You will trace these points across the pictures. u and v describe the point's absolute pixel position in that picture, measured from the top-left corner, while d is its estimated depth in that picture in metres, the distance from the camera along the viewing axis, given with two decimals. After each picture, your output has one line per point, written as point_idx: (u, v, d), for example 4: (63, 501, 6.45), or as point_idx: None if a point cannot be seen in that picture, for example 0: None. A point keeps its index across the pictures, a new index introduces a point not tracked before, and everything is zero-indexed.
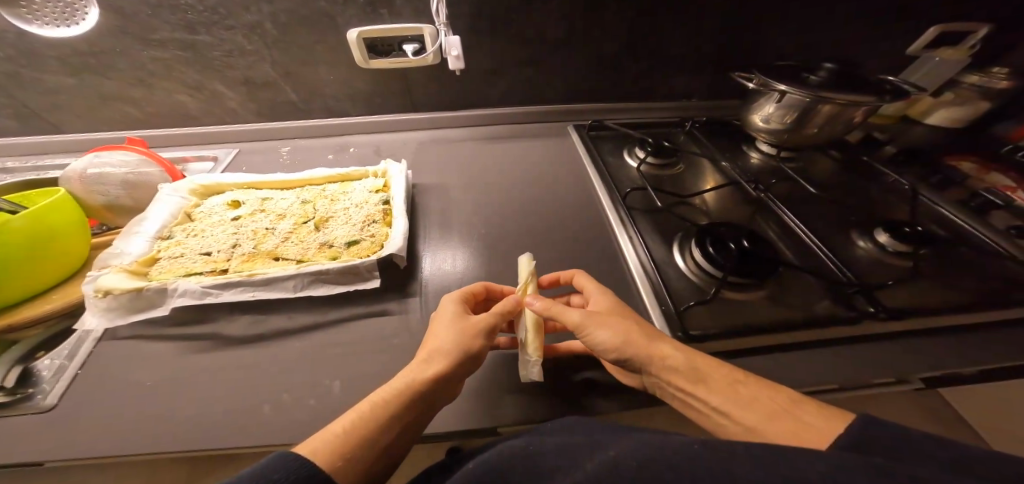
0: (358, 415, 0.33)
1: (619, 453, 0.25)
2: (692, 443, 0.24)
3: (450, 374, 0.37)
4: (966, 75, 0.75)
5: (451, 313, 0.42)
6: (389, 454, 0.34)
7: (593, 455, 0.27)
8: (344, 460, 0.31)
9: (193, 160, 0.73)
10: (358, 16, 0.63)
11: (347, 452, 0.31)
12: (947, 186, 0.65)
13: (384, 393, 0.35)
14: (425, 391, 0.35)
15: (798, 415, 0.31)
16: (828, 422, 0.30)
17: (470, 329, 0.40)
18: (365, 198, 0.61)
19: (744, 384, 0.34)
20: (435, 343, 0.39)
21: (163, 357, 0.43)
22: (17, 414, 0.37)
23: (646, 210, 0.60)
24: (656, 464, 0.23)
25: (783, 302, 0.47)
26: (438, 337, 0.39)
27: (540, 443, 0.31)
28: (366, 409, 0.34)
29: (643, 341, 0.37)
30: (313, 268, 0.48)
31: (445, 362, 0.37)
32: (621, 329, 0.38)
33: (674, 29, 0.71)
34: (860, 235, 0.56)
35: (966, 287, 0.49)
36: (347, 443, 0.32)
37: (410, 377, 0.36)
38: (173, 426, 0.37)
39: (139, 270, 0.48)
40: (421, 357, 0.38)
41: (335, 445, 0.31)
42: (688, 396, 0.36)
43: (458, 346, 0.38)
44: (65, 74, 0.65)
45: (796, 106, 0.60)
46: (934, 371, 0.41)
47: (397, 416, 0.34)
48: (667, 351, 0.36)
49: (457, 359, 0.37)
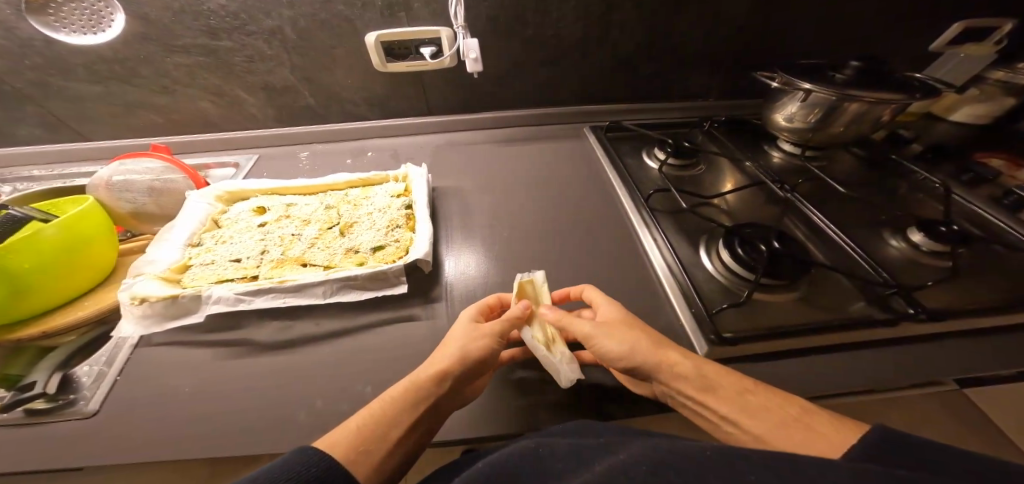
0: (372, 410, 0.34)
1: (627, 462, 0.25)
2: (699, 451, 0.24)
3: (460, 375, 0.37)
4: (992, 71, 0.73)
5: (467, 320, 0.42)
6: (399, 453, 0.34)
7: (604, 459, 0.27)
8: (355, 451, 0.31)
9: (214, 167, 0.73)
10: (377, 20, 0.63)
11: (360, 444, 0.32)
12: (977, 184, 0.64)
13: (398, 390, 0.36)
14: (432, 388, 0.36)
15: (809, 424, 0.30)
16: (840, 433, 0.29)
17: (480, 334, 0.40)
18: (387, 203, 0.61)
19: (756, 393, 0.34)
20: (449, 345, 0.39)
21: (198, 363, 0.44)
22: (61, 419, 0.38)
23: (669, 211, 0.60)
24: (665, 469, 0.23)
25: (815, 303, 0.47)
26: (452, 341, 0.40)
27: (550, 446, 0.31)
28: (379, 403, 0.35)
29: (650, 351, 0.37)
30: (342, 274, 0.49)
31: (456, 364, 0.37)
32: (630, 339, 0.38)
33: (693, 28, 0.71)
34: (892, 235, 0.56)
35: (1002, 287, 0.48)
36: (362, 435, 0.32)
37: (421, 375, 0.37)
38: (212, 432, 0.37)
39: (173, 278, 0.49)
40: (434, 357, 0.39)
41: (348, 437, 0.32)
42: (698, 405, 0.35)
43: (468, 348, 0.39)
44: (90, 82, 0.65)
45: (821, 105, 0.59)
46: (973, 373, 0.41)
47: (407, 411, 0.34)
48: (674, 360, 0.36)
49: (468, 362, 0.38)
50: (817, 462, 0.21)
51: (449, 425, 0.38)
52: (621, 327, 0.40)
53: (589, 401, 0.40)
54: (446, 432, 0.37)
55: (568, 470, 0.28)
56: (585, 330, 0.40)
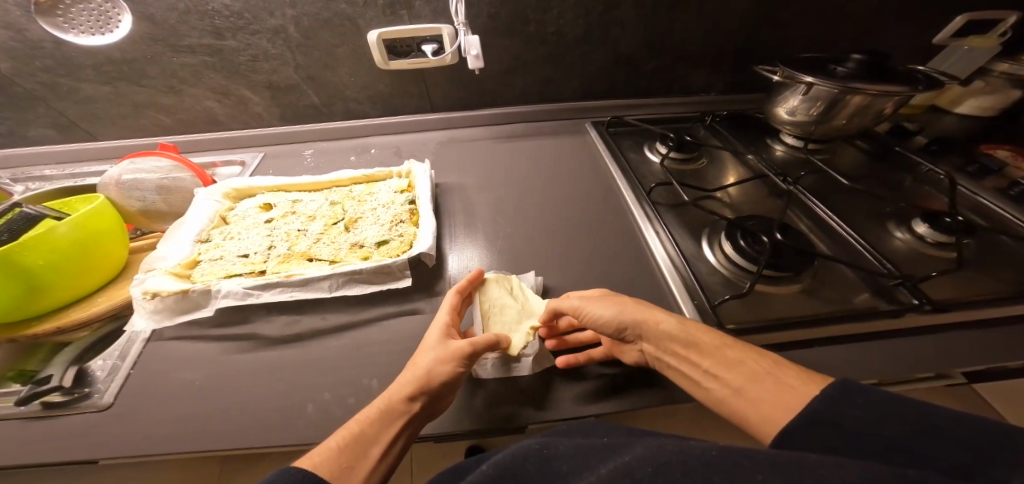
0: (352, 429, 0.33)
1: (636, 460, 0.25)
2: (707, 449, 0.24)
3: (433, 391, 0.36)
4: (996, 63, 0.72)
5: (438, 338, 0.40)
6: (384, 467, 0.33)
7: (610, 460, 0.27)
8: (342, 468, 0.31)
9: (221, 165, 0.74)
10: (378, 18, 0.63)
11: (344, 461, 0.31)
12: (985, 176, 0.64)
13: (375, 404, 0.35)
14: (407, 405, 0.35)
15: (780, 377, 0.32)
16: (808, 386, 0.31)
17: (449, 355, 0.38)
18: (391, 198, 0.62)
19: (733, 347, 0.36)
20: (418, 362, 0.38)
21: (207, 357, 0.44)
22: (77, 412, 0.39)
23: (671, 205, 0.60)
24: (670, 468, 0.23)
25: (817, 294, 0.47)
26: (421, 359, 0.38)
27: (555, 446, 0.31)
28: (359, 421, 0.34)
29: (635, 307, 0.40)
30: (347, 268, 0.50)
31: (424, 382, 0.36)
32: (619, 301, 0.41)
33: (695, 22, 0.71)
34: (897, 226, 0.56)
35: (1007, 278, 0.48)
36: (346, 451, 0.32)
37: (394, 395, 0.35)
38: (220, 425, 0.38)
39: (183, 273, 0.50)
40: (401, 375, 0.37)
41: (326, 457, 0.31)
42: (682, 362, 0.37)
43: (436, 370, 0.36)
44: (100, 82, 0.67)
45: (823, 98, 0.59)
46: (979, 365, 0.41)
47: (384, 431, 0.34)
48: (658, 317, 0.39)
49: (438, 380, 0.36)
50: (818, 459, 0.21)
51: (453, 419, 0.38)
52: (609, 298, 0.42)
53: (593, 391, 0.40)
54: (453, 423, 0.38)
55: (573, 471, 0.28)
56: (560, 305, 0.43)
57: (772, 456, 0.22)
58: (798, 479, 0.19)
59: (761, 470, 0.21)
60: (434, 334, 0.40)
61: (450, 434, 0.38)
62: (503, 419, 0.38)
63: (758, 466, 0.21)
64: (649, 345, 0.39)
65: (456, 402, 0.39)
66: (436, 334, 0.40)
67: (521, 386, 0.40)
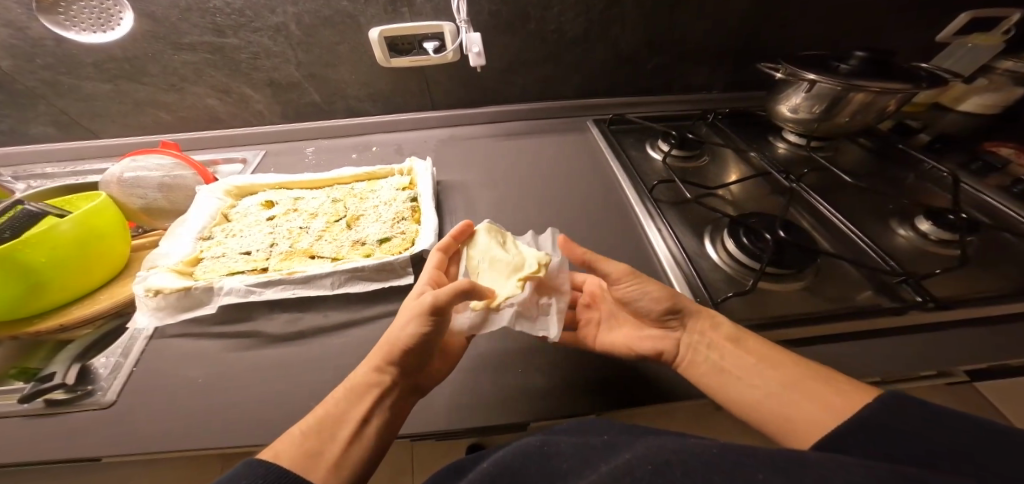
0: (324, 411, 0.34)
1: (634, 459, 0.25)
2: (708, 448, 0.24)
3: (396, 361, 0.36)
4: (1000, 61, 0.72)
5: (407, 305, 0.40)
6: (358, 446, 0.33)
7: (610, 459, 0.27)
8: (309, 457, 0.31)
9: (222, 163, 0.74)
10: (380, 16, 0.63)
11: (311, 442, 0.32)
12: (988, 173, 0.64)
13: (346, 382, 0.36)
14: (375, 379, 0.36)
15: (833, 380, 0.33)
16: (863, 391, 0.32)
17: (411, 316, 0.37)
18: (392, 196, 0.62)
19: (783, 351, 0.37)
20: (385, 335, 0.38)
21: (209, 354, 0.44)
22: (79, 410, 0.39)
23: (673, 202, 0.60)
24: (671, 467, 0.23)
25: (820, 292, 0.47)
26: (389, 331, 0.39)
27: (556, 445, 0.32)
28: (331, 400, 0.35)
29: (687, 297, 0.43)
30: (349, 265, 0.50)
31: (387, 352, 0.37)
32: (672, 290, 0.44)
33: (697, 19, 0.70)
34: (899, 224, 0.56)
35: (1009, 276, 0.48)
36: (313, 434, 0.32)
37: (363, 372, 0.36)
38: (222, 422, 0.38)
39: (186, 270, 0.50)
40: (371, 353, 0.38)
41: (294, 436, 0.32)
42: (723, 355, 0.38)
43: (399, 335, 0.37)
44: (101, 80, 0.66)
45: (826, 96, 0.59)
46: (981, 362, 0.41)
47: (354, 407, 0.35)
48: (708, 310, 0.41)
49: (400, 347, 0.36)
50: (820, 458, 0.21)
51: (454, 417, 0.38)
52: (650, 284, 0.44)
53: (595, 388, 0.40)
54: (454, 420, 0.38)
55: (573, 469, 0.28)
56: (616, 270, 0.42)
57: (774, 453, 0.22)
58: (801, 478, 0.19)
59: (763, 469, 0.21)
60: (406, 302, 0.41)
61: (452, 431, 0.38)
62: (505, 416, 0.38)
63: (761, 465, 0.21)
64: (693, 336, 0.40)
65: (458, 400, 0.39)
66: (406, 303, 0.41)
67: (522, 383, 0.40)
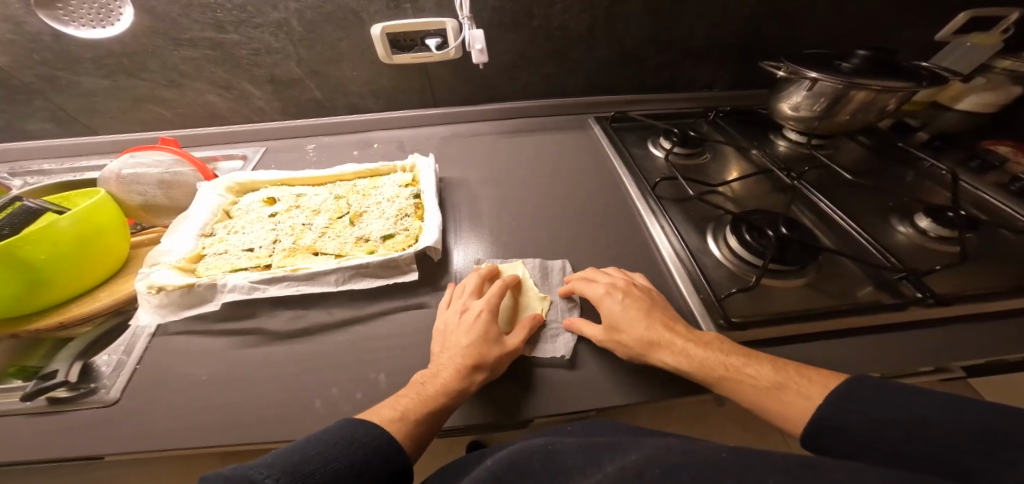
0: (404, 397, 0.35)
1: (640, 462, 0.25)
2: (719, 451, 0.24)
3: (472, 361, 0.38)
4: (997, 60, 0.72)
5: (493, 330, 0.40)
6: (430, 424, 0.34)
7: (615, 458, 0.28)
8: (401, 422, 0.33)
9: (222, 159, 0.74)
10: (383, 12, 0.63)
11: (401, 415, 0.33)
12: (986, 171, 0.64)
13: (438, 381, 0.36)
14: (449, 375, 0.37)
15: (780, 396, 0.34)
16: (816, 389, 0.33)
17: (481, 327, 0.40)
18: (395, 192, 0.62)
19: (737, 368, 0.36)
20: (471, 349, 0.38)
21: (214, 352, 0.44)
22: (83, 408, 0.39)
23: (675, 199, 0.60)
24: (680, 470, 0.23)
25: (822, 288, 0.48)
26: (477, 349, 0.38)
27: (560, 442, 0.32)
28: (428, 393, 0.35)
29: (633, 318, 0.41)
30: (353, 262, 0.49)
31: (459, 355, 0.38)
32: (622, 305, 0.42)
33: (701, 17, 0.70)
34: (899, 221, 0.56)
35: (1007, 272, 0.49)
36: (401, 408, 0.34)
37: (437, 367, 0.38)
38: (226, 421, 0.38)
39: (188, 267, 0.50)
40: (443, 353, 0.39)
41: (407, 421, 0.33)
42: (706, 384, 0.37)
43: (474, 341, 0.39)
44: (100, 76, 0.66)
45: (828, 94, 0.59)
46: (983, 359, 0.41)
47: (433, 391, 0.35)
48: (663, 351, 0.38)
49: (473, 351, 0.38)
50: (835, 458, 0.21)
51: (462, 413, 0.38)
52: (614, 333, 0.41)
53: (601, 383, 0.40)
54: (461, 417, 0.38)
55: (576, 468, 0.29)
56: (593, 335, 0.42)
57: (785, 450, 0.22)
58: None
59: (775, 473, 0.22)
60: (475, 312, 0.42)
61: (458, 429, 0.38)
62: (512, 413, 0.38)
63: (773, 467, 0.22)
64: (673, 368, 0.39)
65: (465, 397, 0.39)
66: (489, 329, 0.40)
67: (528, 381, 0.40)
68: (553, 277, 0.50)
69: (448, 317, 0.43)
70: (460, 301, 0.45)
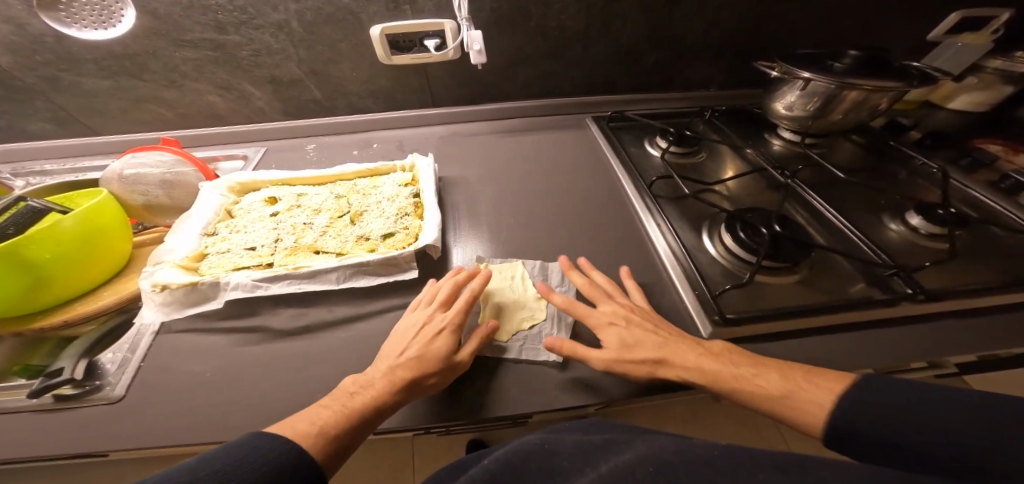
0: (332, 410, 0.34)
1: (634, 461, 0.27)
2: (711, 448, 0.26)
3: (415, 377, 0.37)
4: (988, 60, 0.74)
5: (445, 345, 0.40)
6: (352, 440, 0.33)
7: (610, 458, 0.29)
8: (319, 437, 0.32)
9: (223, 159, 0.74)
10: (381, 14, 0.64)
11: (321, 432, 0.32)
12: (977, 169, 0.66)
13: (371, 393, 0.36)
14: (387, 390, 0.36)
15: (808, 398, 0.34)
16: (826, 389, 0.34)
17: (432, 340, 0.40)
18: (395, 191, 0.63)
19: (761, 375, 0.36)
20: (416, 365, 0.38)
21: (217, 349, 0.45)
22: (88, 404, 0.39)
23: (671, 197, 0.61)
24: (669, 468, 0.25)
25: (815, 285, 0.48)
26: (421, 361, 0.38)
27: (556, 443, 0.33)
28: (356, 405, 0.35)
29: (638, 340, 0.40)
30: (354, 260, 0.50)
31: (404, 368, 0.37)
32: (624, 333, 0.41)
33: (696, 17, 0.71)
34: (891, 218, 0.57)
35: (997, 268, 0.50)
36: (324, 422, 0.33)
37: (376, 378, 0.37)
38: (230, 416, 0.38)
39: (191, 266, 0.51)
40: (385, 364, 0.39)
41: (326, 436, 0.32)
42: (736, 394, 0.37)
43: (422, 355, 0.38)
44: (101, 77, 0.66)
45: (820, 94, 0.60)
46: (972, 353, 0.42)
47: (365, 404, 0.35)
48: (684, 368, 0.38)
49: (417, 367, 0.38)
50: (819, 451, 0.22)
51: (461, 409, 0.38)
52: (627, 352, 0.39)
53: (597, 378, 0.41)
54: (460, 412, 0.38)
55: (574, 468, 0.29)
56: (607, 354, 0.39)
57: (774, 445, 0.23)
58: None
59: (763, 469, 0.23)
60: (431, 325, 0.42)
61: (456, 423, 0.38)
62: (510, 408, 0.38)
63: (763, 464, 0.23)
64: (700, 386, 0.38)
65: (464, 393, 0.40)
66: (441, 341, 0.40)
67: (527, 377, 0.41)
68: (551, 280, 0.51)
69: (408, 324, 0.43)
70: (426, 310, 0.44)
